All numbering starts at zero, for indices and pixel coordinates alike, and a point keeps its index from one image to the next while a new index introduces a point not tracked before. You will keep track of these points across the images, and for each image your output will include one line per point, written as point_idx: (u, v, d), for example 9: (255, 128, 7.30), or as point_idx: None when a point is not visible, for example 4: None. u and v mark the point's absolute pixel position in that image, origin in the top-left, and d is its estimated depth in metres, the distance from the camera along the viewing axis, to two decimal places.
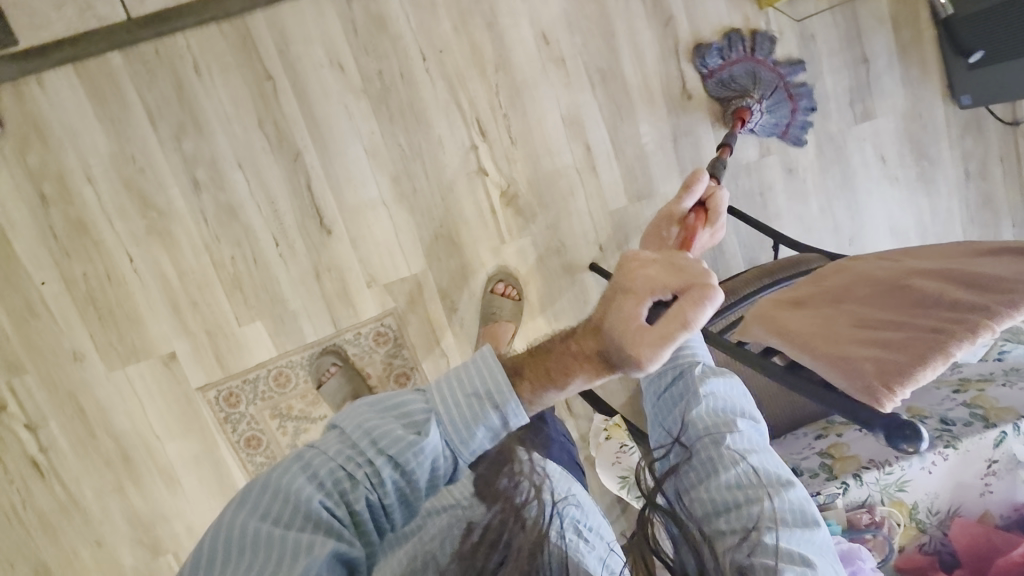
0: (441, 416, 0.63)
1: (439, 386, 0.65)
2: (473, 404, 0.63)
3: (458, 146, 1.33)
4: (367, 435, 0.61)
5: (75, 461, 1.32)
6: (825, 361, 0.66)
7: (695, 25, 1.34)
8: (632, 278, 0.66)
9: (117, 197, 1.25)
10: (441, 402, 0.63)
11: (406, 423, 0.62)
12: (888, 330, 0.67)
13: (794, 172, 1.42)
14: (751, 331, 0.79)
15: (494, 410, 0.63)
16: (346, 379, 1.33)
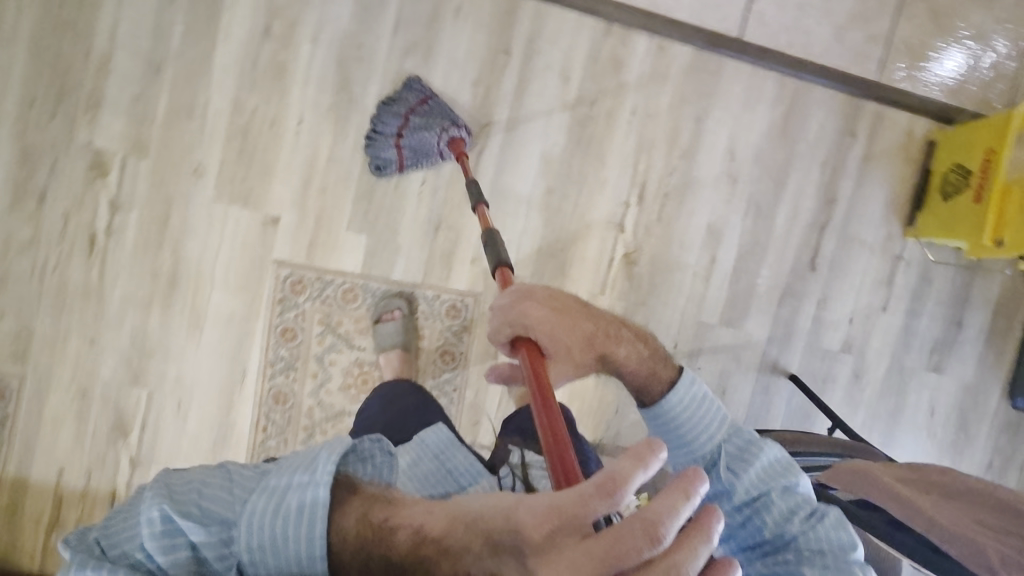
0: (246, 538, 0.60)
1: (254, 515, 0.60)
2: (299, 511, 0.59)
3: (615, 196, 1.43)
4: (176, 542, 0.59)
5: (126, 257, 1.30)
6: (957, 540, 0.73)
7: (846, 219, 1.50)
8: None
9: (324, 66, 1.32)
10: (249, 540, 0.59)
11: (217, 534, 0.61)
12: (1001, 535, 0.74)
13: (859, 379, 1.56)
14: (849, 481, 0.84)
15: (306, 538, 0.58)
16: (404, 326, 1.38)
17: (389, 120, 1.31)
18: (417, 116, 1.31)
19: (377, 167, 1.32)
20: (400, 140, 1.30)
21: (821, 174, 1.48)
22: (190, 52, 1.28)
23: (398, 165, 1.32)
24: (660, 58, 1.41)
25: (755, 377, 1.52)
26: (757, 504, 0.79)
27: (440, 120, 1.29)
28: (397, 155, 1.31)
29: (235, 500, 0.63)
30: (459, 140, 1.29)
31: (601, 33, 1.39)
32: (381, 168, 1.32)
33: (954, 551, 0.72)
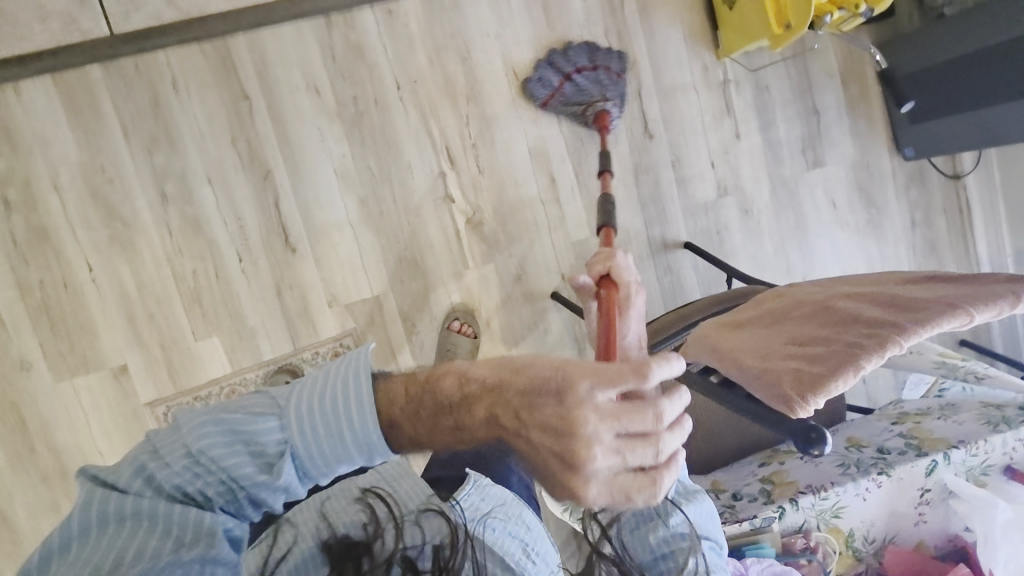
0: (296, 449, 0.59)
1: (300, 397, 0.60)
2: (341, 395, 0.60)
3: (426, 173, 1.37)
4: (222, 438, 0.58)
5: (8, 476, 1.27)
6: (751, 376, 0.65)
7: (656, 74, 1.43)
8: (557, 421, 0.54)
9: (82, 205, 1.26)
10: (300, 426, 0.59)
11: (257, 454, 0.59)
12: (804, 346, 0.66)
13: (751, 212, 1.48)
14: (695, 352, 0.78)
15: (355, 440, 0.59)
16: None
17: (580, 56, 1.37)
18: (584, 75, 1.37)
19: (535, 77, 1.35)
20: (569, 76, 1.37)
21: (609, 46, 1.41)
22: None
23: (554, 91, 1.37)
24: (394, 22, 1.33)
25: (653, 265, 1.46)
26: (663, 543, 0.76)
27: (593, 92, 1.36)
28: (558, 83, 1.36)
29: (268, 398, 0.62)
30: (606, 114, 1.34)
31: (324, 30, 1.30)
32: (539, 80, 1.35)
33: (756, 390, 0.65)
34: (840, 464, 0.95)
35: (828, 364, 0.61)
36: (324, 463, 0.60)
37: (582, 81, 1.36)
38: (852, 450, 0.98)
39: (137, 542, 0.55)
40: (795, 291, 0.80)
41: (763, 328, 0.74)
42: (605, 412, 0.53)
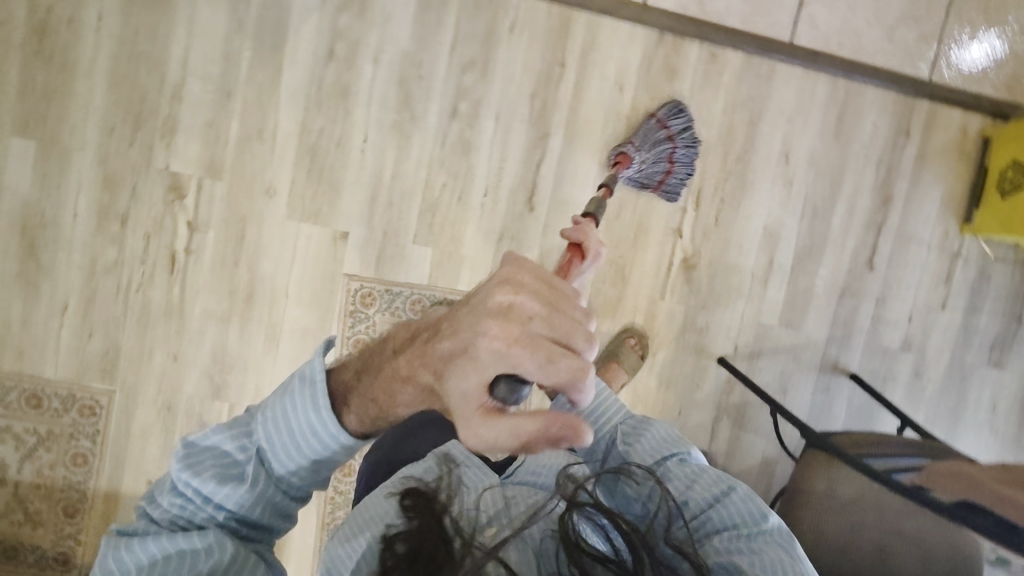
0: (264, 452, 0.76)
1: (263, 419, 0.76)
2: (306, 405, 0.75)
3: (672, 202, 1.45)
4: (188, 490, 0.74)
5: (205, 276, 1.36)
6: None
7: (902, 218, 1.50)
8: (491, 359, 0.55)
9: (387, 84, 1.36)
10: (264, 431, 0.76)
11: (238, 446, 0.78)
12: None
13: (920, 377, 1.54)
14: (944, 484, 0.89)
15: (308, 399, 0.74)
16: None
17: None
18: None
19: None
20: None
21: (876, 174, 1.48)
22: (259, 76, 1.32)
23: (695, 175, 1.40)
24: (713, 65, 1.41)
25: (815, 378, 1.52)
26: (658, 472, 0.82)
27: None
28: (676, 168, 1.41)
29: (244, 420, 0.81)
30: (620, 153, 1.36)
31: (654, 42, 1.40)
32: None
33: None
34: None
35: None
36: (294, 460, 0.75)
37: (664, 151, 1.38)
38: None
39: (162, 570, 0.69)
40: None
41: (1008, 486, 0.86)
42: (489, 324, 0.55)
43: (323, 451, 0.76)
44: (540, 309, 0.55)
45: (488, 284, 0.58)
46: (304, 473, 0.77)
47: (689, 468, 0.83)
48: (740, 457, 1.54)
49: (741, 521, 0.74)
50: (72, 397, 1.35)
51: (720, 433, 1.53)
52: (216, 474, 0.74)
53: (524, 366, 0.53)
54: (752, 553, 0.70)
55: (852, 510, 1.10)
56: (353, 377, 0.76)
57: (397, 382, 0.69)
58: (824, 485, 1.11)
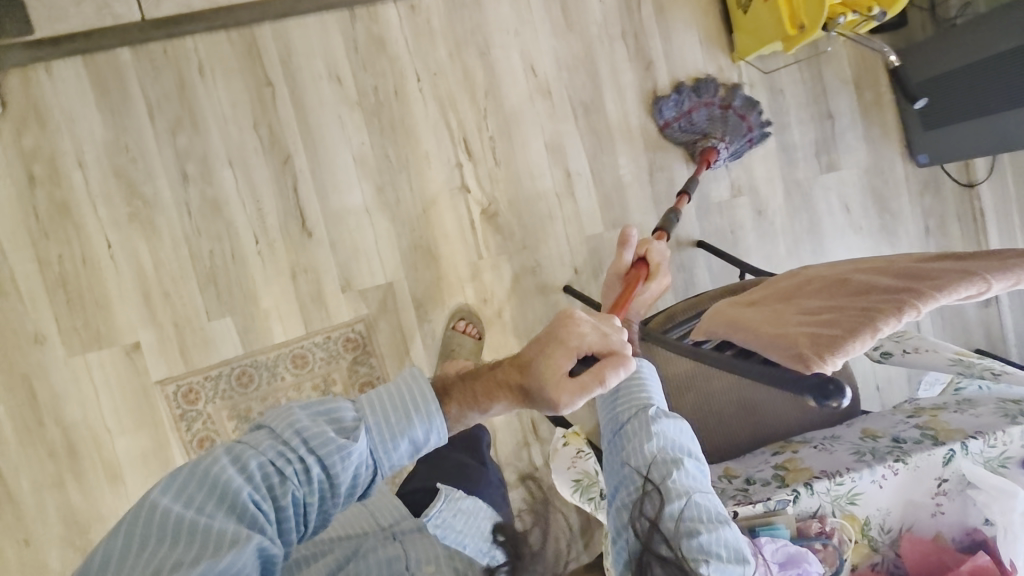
0: (369, 424, 0.67)
1: (373, 397, 0.69)
2: (413, 398, 0.69)
3: (444, 162, 1.39)
4: (297, 420, 0.65)
5: (17, 451, 1.27)
6: (770, 339, 0.70)
7: (673, 74, 1.45)
8: (567, 334, 0.77)
9: (105, 183, 1.28)
10: (374, 416, 0.68)
11: (333, 427, 0.66)
12: (820, 315, 0.70)
13: (763, 214, 1.51)
14: (714, 330, 0.80)
15: (423, 415, 0.69)
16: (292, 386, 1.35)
17: (713, 119, 1.43)
18: (727, 111, 1.43)
19: (660, 104, 1.42)
20: (689, 112, 1.43)
21: (627, 46, 1.43)
22: None
23: (672, 122, 1.43)
24: (416, 15, 1.35)
25: (666, 262, 1.47)
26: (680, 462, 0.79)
27: (712, 128, 1.42)
28: (678, 117, 1.43)
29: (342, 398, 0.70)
30: (713, 151, 1.40)
31: (348, 21, 1.34)
32: (661, 107, 1.42)
33: (772, 354, 0.69)
34: (855, 452, 0.98)
35: (847, 328, 0.65)
36: (384, 441, 0.68)
37: None
38: (867, 439, 1.01)
39: (177, 555, 0.53)
40: (807, 276, 0.83)
41: (780, 305, 0.79)
42: (570, 343, 0.76)
43: (424, 435, 0.69)
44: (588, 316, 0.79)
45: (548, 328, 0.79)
46: (371, 477, 0.67)
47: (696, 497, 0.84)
48: None
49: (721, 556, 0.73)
50: None
51: None
52: (305, 448, 0.63)
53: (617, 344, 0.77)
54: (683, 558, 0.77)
55: (698, 379, 1.05)
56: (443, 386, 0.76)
57: (492, 386, 0.76)
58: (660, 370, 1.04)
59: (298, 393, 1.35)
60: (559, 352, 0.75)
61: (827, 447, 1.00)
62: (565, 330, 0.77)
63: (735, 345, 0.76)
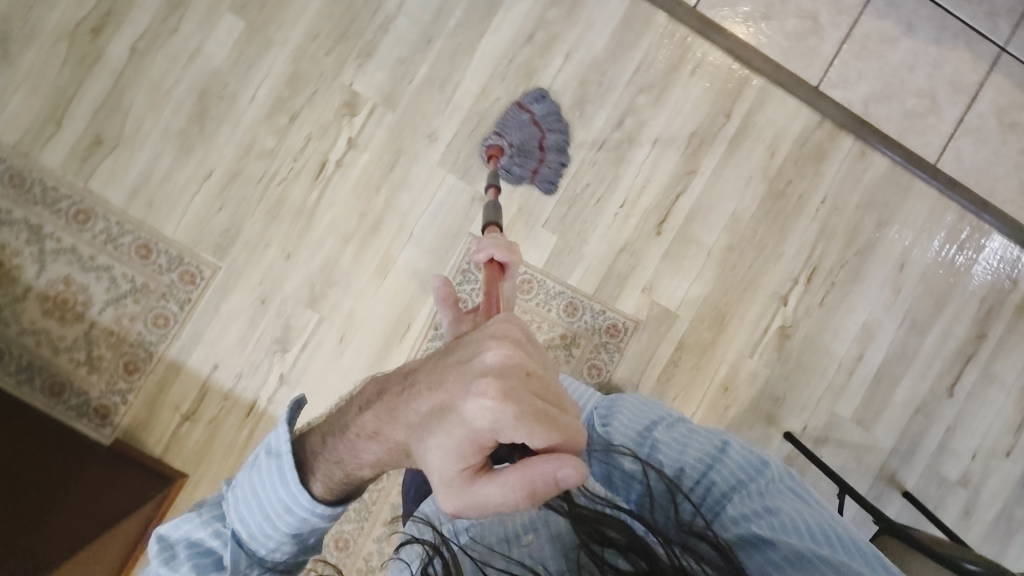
0: (243, 520, 0.80)
1: (234, 497, 0.81)
2: (275, 472, 0.78)
3: (787, 270, 1.50)
4: (175, 549, 0.81)
5: (345, 191, 1.40)
6: None
7: (992, 358, 1.55)
8: (450, 395, 0.60)
9: (569, 81, 1.46)
10: (235, 517, 0.81)
11: (215, 533, 0.82)
12: None
13: (970, 517, 1.55)
14: None
15: (273, 460, 0.78)
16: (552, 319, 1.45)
17: (517, 129, 1.39)
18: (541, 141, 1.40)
19: (544, 96, 1.40)
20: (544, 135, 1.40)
21: (978, 309, 1.54)
22: (461, 36, 1.43)
23: (528, 106, 1.40)
24: (859, 161, 1.51)
25: (871, 484, 1.52)
26: (653, 438, 0.92)
27: (515, 141, 1.39)
28: (531, 117, 1.40)
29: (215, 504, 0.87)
30: (496, 148, 1.38)
31: (813, 124, 1.51)
32: (540, 97, 1.40)
33: None
34: None
35: None
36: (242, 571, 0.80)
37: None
38: None
39: None
40: None
41: None
42: (460, 395, 0.60)
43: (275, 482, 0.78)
44: (487, 370, 0.59)
45: (472, 343, 0.62)
46: (288, 548, 0.81)
47: (684, 441, 0.91)
48: None
49: (743, 476, 0.84)
50: (180, 259, 1.36)
51: None
52: (194, 565, 0.79)
53: (499, 486, 0.59)
54: (770, 510, 0.78)
55: None
56: (320, 441, 0.77)
57: (362, 438, 0.70)
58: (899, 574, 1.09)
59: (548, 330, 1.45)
60: (436, 425, 0.61)
61: None
62: (459, 388, 0.60)
63: None
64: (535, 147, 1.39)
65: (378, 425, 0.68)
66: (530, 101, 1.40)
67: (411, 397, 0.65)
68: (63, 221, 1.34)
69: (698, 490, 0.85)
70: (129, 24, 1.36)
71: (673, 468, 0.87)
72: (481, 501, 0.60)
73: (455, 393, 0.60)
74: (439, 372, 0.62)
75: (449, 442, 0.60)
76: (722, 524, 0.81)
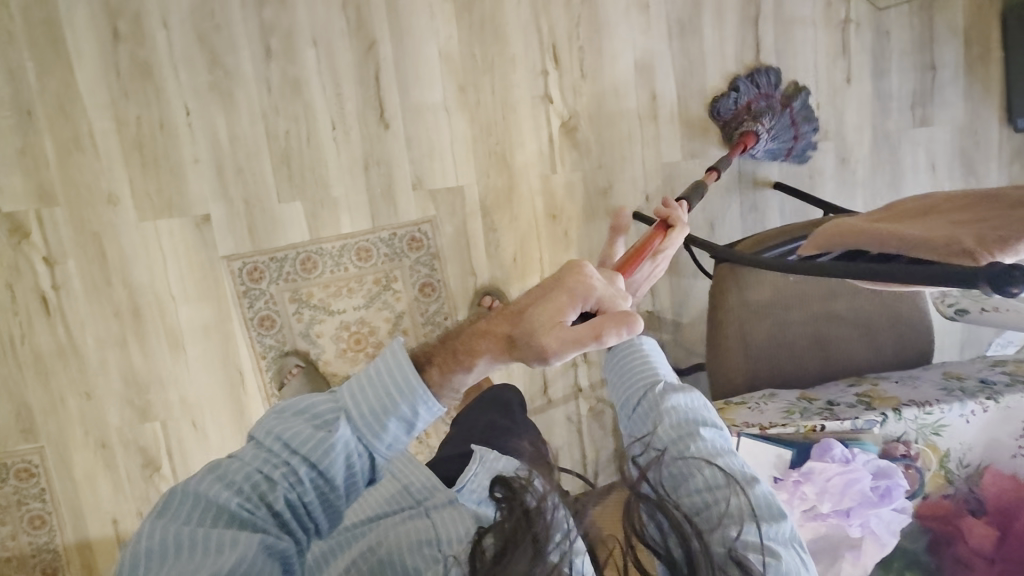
0: (353, 413, 0.61)
1: (352, 384, 0.62)
2: (393, 378, 0.62)
3: (530, 68, 1.33)
4: (295, 422, 0.60)
5: (84, 306, 1.29)
6: (909, 237, 0.67)
7: (777, 2, 1.38)
8: (569, 274, 0.65)
9: (188, 48, 1.25)
10: (353, 396, 0.62)
11: (315, 422, 0.61)
12: (976, 221, 0.67)
13: (846, 162, 1.46)
14: (828, 242, 0.77)
15: (405, 391, 0.61)
16: (351, 275, 1.36)
17: (777, 118, 1.35)
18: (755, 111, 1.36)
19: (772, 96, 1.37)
20: (750, 106, 1.36)
21: None
22: (52, 84, 1.22)
23: (749, 101, 1.36)
24: None
25: (738, 202, 1.44)
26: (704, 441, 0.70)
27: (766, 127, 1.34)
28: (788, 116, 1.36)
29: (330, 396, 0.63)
30: (753, 136, 1.32)
31: None
32: (745, 84, 1.36)
33: (930, 253, 0.64)
34: (942, 388, 0.98)
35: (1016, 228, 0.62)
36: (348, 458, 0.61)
37: None
38: (952, 378, 1.00)
39: (223, 538, 0.51)
40: (930, 196, 0.80)
41: (912, 218, 0.76)
42: (569, 283, 0.64)
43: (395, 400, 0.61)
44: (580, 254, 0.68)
45: (568, 276, 0.65)
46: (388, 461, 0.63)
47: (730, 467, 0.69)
48: (688, 306, 1.48)
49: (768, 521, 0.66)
50: (5, 466, 1.31)
51: (660, 289, 1.46)
52: (309, 446, 0.59)
53: (562, 335, 0.60)
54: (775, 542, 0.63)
55: (774, 310, 1.00)
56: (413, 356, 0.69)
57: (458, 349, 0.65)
58: (738, 298, 0.99)
59: (360, 285, 1.37)
60: (548, 302, 0.63)
61: (910, 382, 1.00)
62: (570, 264, 0.66)
63: (868, 252, 0.72)
64: (789, 133, 1.37)
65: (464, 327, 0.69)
66: (757, 99, 1.37)
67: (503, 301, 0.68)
68: None
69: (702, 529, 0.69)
70: None
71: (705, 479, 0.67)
72: (546, 323, 0.62)
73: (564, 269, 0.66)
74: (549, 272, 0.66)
75: (558, 305, 0.63)
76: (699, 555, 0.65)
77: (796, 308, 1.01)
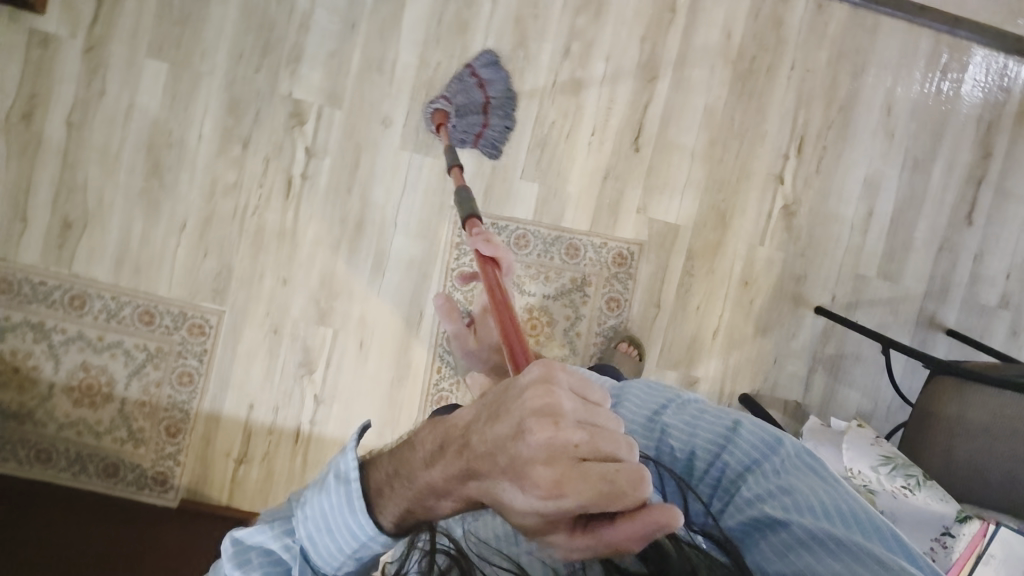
0: (309, 543, 0.66)
1: (304, 513, 0.66)
2: (345, 512, 0.64)
3: (775, 148, 1.46)
4: (250, 555, 0.67)
5: (320, 201, 1.38)
6: None
7: (1002, 175, 1.51)
8: (528, 414, 0.49)
9: (504, 25, 1.40)
10: (303, 528, 0.66)
11: (281, 540, 0.67)
12: None
13: (1018, 336, 1.54)
14: None
15: (356, 527, 0.63)
16: (555, 266, 1.43)
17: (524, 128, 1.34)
18: None
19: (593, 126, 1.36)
20: None
21: (976, 130, 1.50)
22: (384, 11, 1.37)
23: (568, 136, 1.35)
24: (820, 16, 1.44)
25: (913, 334, 1.52)
26: (664, 423, 0.86)
27: None
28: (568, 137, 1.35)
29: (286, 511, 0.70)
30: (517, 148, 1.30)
31: None
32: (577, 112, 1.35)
33: None
34: None
35: None
36: (333, 567, 0.67)
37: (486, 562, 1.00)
38: None
39: None
40: None
41: None
42: (533, 429, 0.48)
43: (354, 536, 0.64)
44: (536, 392, 0.49)
45: (519, 405, 0.49)
46: (352, 566, 0.67)
47: (701, 417, 0.86)
48: (834, 412, 1.53)
49: (757, 456, 0.78)
50: (183, 315, 1.37)
51: (814, 384, 1.51)
52: (265, 574, 0.66)
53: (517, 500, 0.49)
54: (784, 490, 0.73)
55: (983, 435, 1.05)
56: (385, 481, 0.62)
57: (436, 492, 0.57)
58: (955, 408, 1.08)
59: (557, 277, 1.44)
60: (522, 467, 0.48)
61: None
62: (529, 403, 0.49)
63: None
64: (478, 112, 1.32)
65: (429, 481, 0.56)
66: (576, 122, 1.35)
67: (446, 450, 0.54)
68: (62, 311, 1.34)
69: (713, 473, 0.79)
70: (55, 101, 1.32)
71: (686, 453, 0.82)
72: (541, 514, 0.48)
73: (526, 420, 0.48)
74: (489, 417, 0.51)
75: (535, 478, 0.47)
76: (730, 513, 0.75)
77: (1009, 439, 1.05)
